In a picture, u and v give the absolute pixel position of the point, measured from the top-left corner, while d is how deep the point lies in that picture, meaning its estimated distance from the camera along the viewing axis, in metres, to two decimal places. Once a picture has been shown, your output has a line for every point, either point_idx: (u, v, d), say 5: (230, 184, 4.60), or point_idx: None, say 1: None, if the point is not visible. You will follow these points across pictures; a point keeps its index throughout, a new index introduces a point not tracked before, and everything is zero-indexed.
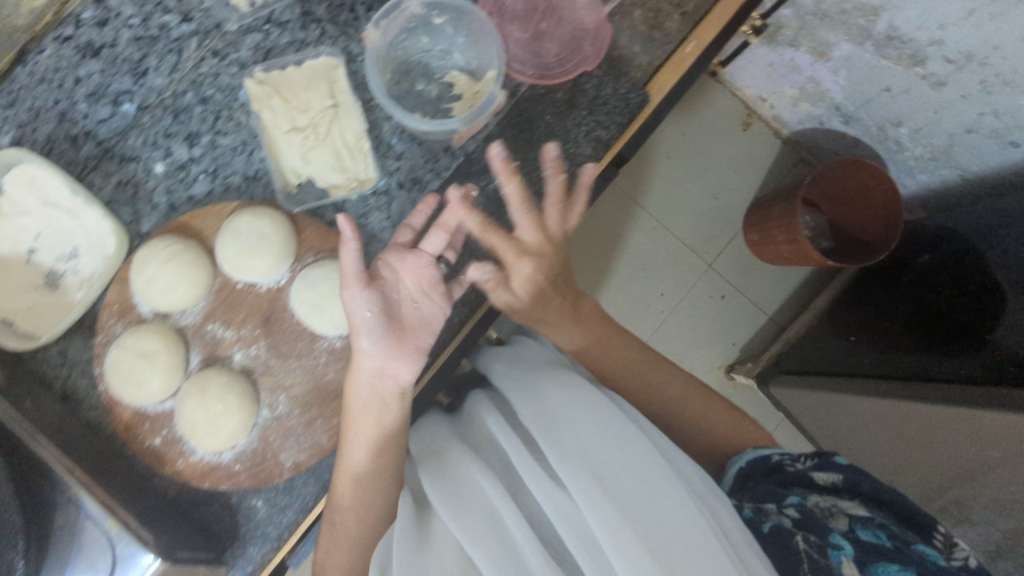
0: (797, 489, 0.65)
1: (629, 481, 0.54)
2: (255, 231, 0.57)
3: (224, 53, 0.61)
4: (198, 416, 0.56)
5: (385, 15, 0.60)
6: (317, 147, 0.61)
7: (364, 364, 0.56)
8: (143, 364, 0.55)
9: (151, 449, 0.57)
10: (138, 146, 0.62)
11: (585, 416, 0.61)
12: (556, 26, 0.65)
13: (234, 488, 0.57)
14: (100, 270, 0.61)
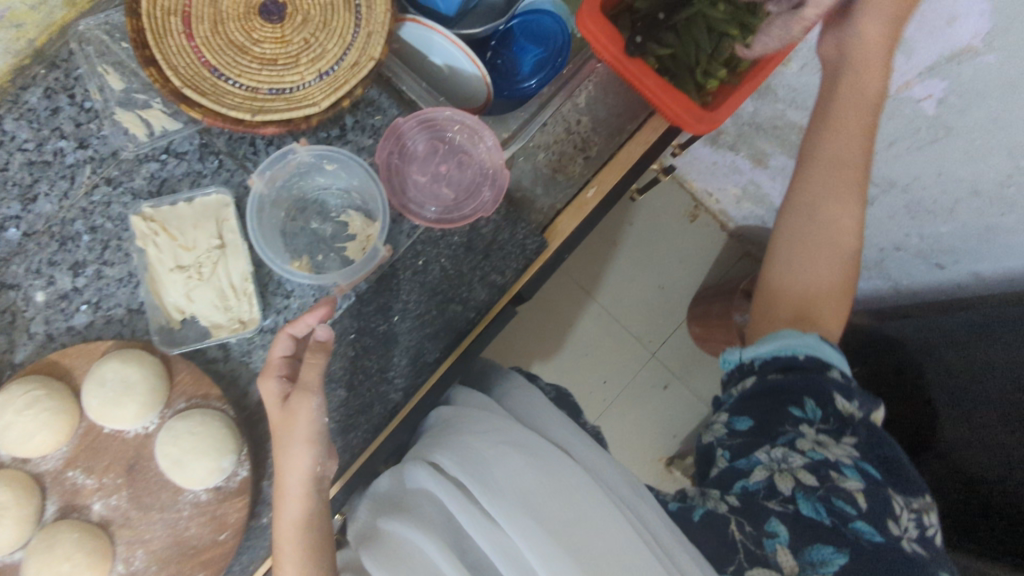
0: (787, 424, 0.54)
1: (560, 506, 0.51)
2: (119, 378, 0.55)
3: (117, 182, 0.63)
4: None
5: (272, 163, 0.61)
6: (203, 284, 0.60)
7: (290, 467, 0.53)
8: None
9: None
10: (21, 274, 0.61)
11: (515, 452, 0.56)
12: (455, 168, 0.65)
13: None
14: None
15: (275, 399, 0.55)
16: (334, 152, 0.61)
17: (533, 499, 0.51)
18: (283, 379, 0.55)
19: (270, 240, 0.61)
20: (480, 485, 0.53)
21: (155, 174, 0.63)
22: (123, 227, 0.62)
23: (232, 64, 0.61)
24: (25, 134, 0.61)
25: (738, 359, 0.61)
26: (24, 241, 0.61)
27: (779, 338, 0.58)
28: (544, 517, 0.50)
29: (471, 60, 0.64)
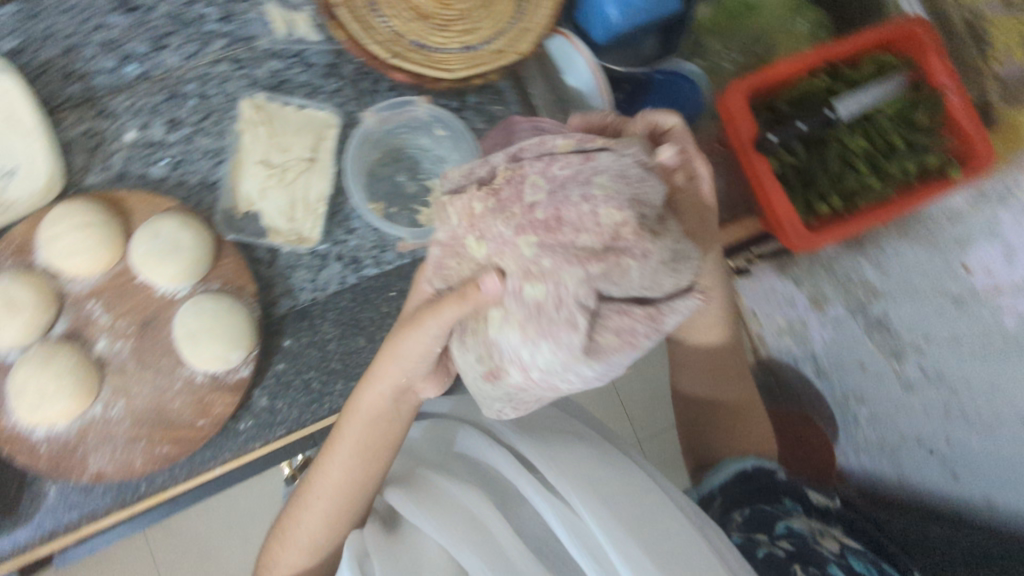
0: (783, 511, 0.61)
1: (628, 499, 0.49)
2: (170, 236, 0.57)
3: (242, 65, 0.64)
4: (29, 381, 0.53)
5: (390, 107, 0.63)
6: (279, 188, 0.62)
7: (384, 373, 0.52)
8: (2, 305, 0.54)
9: None
10: (122, 108, 0.63)
11: (580, 446, 0.58)
12: None
13: (28, 465, 0.53)
14: (23, 198, 0.60)
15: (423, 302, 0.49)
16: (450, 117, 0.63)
17: (602, 480, 0.51)
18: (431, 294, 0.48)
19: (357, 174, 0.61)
20: (544, 460, 0.53)
21: (279, 71, 0.65)
22: (232, 107, 0.64)
23: (390, 4, 0.62)
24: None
25: (698, 495, 0.67)
26: (137, 80, 0.63)
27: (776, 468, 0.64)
28: (614, 501, 0.48)
29: (601, 90, 0.65)
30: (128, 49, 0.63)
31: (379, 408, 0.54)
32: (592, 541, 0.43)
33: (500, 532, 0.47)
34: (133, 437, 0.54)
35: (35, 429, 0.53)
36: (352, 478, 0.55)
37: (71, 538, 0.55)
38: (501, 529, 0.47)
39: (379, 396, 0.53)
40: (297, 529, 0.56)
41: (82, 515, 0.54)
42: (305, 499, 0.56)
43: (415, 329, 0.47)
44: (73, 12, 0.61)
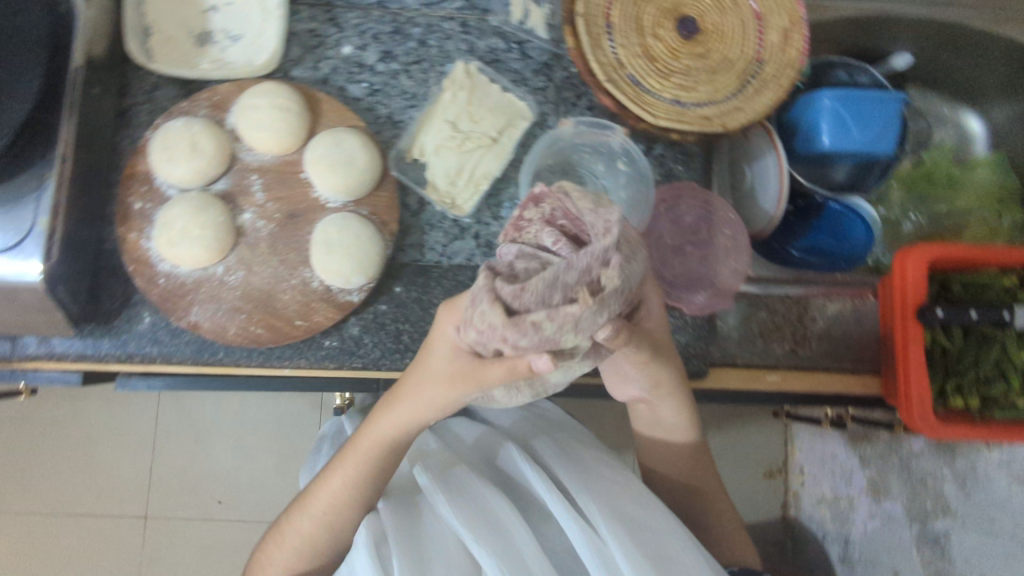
0: None
1: (632, 503, 0.55)
2: (349, 151, 0.57)
3: (468, 31, 0.66)
4: (177, 221, 0.55)
5: (586, 125, 0.62)
6: (454, 151, 0.62)
7: (398, 413, 0.52)
8: (187, 145, 0.56)
9: (124, 205, 0.57)
10: (349, 23, 0.65)
11: (597, 460, 0.63)
12: (697, 259, 0.63)
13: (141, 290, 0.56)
14: (239, 63, 0.63)
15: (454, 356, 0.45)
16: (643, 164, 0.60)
17: (610, 492, 0.56)
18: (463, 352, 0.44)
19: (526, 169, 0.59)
20: (571, 483, 0.58)
21: (497, 52, 0.66)
22: (446, 63, 0.65)
23: (624, 33, 0.63)
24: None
25: None
26: (373, 5, 0.65)
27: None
28: (621, 505, 0.54)
29: (777, 199, 0.65)
30: None
31: (387, 446, 0.54)
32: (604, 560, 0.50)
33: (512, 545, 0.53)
34: (235, 307, 0.56)
35: (161, 261, 0.56)
36: (356, 497, 0.56)
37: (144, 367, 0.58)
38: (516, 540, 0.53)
39: (392, 431, 0.53)
40: (286, 534, 0.57)
41: (160, 354, 0.57)
42: (302, 507, 0.57)
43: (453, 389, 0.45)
44: None
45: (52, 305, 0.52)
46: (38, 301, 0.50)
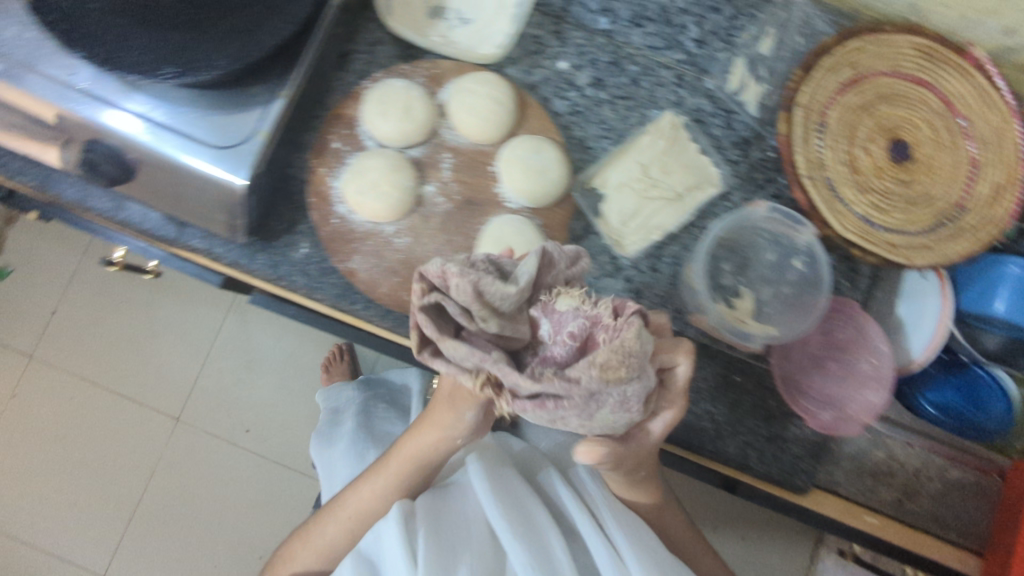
0: None
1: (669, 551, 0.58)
2: (546, 162, 0.58)
3: (682, 84, 0.66)
4: (370, 172, 0.57)
5: (784, 212, 0.63)
6: (635, 194, 0.62)
7: (426, 431, 0.58)
8: (402, 106, 0.58)
9: (323, 142, 0.60)
10: (571, 41, 0.66)
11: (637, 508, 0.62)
12: (839, 376, 0.63)
13: (315, 224, 0.58)
14: (464, 49, 0.65)
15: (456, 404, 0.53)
16: (823, 258, 0.61)
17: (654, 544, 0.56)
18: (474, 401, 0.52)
19: (709, 236, 0.61)
20: (607, 508, 0.59)
21: (701, 114, 0.65)
22: (652, 108, 0.65)
23: (836, 137, 0.63)
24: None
25: None
26: (599, 33, 0.66)
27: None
28: (664, 563, 0.54)
29: (931, 346, 0.63)
30: (614, 7, 0.66)
31: (413, 463, 0.60)
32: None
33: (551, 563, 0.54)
34: (392, 268, 0.58)
35: (340, 204, 0.59)
36: (385, 501, 0.62)
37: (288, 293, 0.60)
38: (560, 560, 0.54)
39: (418, 445, 0.59)
40: (315, 539, 0.65)
41: (303, 287, 0.58)
42: (333, 512, 0.65)
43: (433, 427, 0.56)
44: None
45: (240, 211, 0.54)
46: (233, 201, 0.53)
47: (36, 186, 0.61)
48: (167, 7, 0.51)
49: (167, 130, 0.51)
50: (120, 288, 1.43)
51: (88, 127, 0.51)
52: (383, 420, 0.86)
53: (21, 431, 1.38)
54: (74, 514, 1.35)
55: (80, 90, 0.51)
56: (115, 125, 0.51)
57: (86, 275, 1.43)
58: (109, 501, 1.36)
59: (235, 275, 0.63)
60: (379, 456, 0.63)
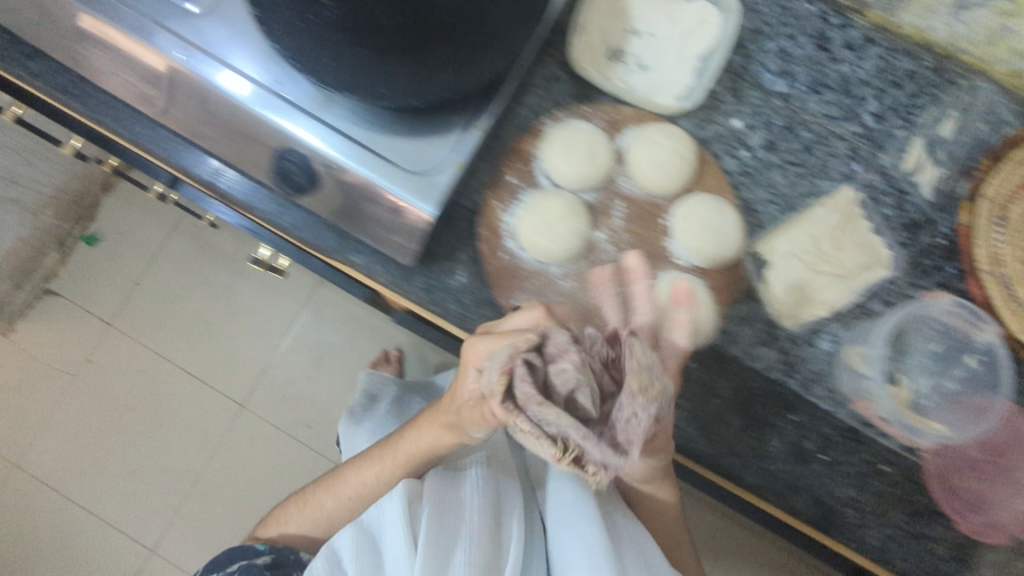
0: None
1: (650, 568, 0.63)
2: (726, 225, 0.58)
3: (857, 158, 0.64)
4: (550, 213, 0.58)
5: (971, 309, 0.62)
6: (803, 266, 0.61)
7: (430, 429, 0.64)
8: (588, 151, 0.58)
9: (499, 174, 0.59)
10: (748, 101, 0.64)
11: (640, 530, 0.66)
12: (1000, 482, 0.60)
13: (484, 257, 0.58)
14: (641, 96, 0.63)
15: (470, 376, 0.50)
16: (1004, 360, 0.61)
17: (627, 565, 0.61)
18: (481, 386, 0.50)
19: (880, 322, 0.62)
20: (609, 526, 0.63)
21: (873, 189, 0.64)
22: (823, 179, 0.64)
23: (1017, 233, 0.61)
24: (867, 69, 0.65)
25: None
26: (778, 95, 0.65)
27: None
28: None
29: None
30: (794, 71, 0.65)
31: (411, 457, 0.66)
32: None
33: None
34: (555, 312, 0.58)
35: (511, 240, 0.58)
36: (375, 486, 0.70)
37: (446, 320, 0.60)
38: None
39: (419, 442, 0.65)
40: (333, 486, 0.73)
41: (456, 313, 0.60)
42: (336, 485, 0.72)
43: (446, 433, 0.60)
44: (787, 15, 0.65)
45: (417, 233, 0.54)
46: (417, 223, 0.54)
47: (207, 180, 0.63)
48: (380, 27, 0.49)
49: (277, 98, 0.51)
50: (204, 267, 1.44)
51: (287, 139, 0.52)
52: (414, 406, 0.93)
53: (96, 395, 1.41)
54: (137, 483, 1.38)
55: (274, 91, 0.51)
56: (227, 86, 0.50)
57: (172, 253, 1.44)
58: (172, 476, 1.38)
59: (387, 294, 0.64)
60: (382, 441, 0.70)
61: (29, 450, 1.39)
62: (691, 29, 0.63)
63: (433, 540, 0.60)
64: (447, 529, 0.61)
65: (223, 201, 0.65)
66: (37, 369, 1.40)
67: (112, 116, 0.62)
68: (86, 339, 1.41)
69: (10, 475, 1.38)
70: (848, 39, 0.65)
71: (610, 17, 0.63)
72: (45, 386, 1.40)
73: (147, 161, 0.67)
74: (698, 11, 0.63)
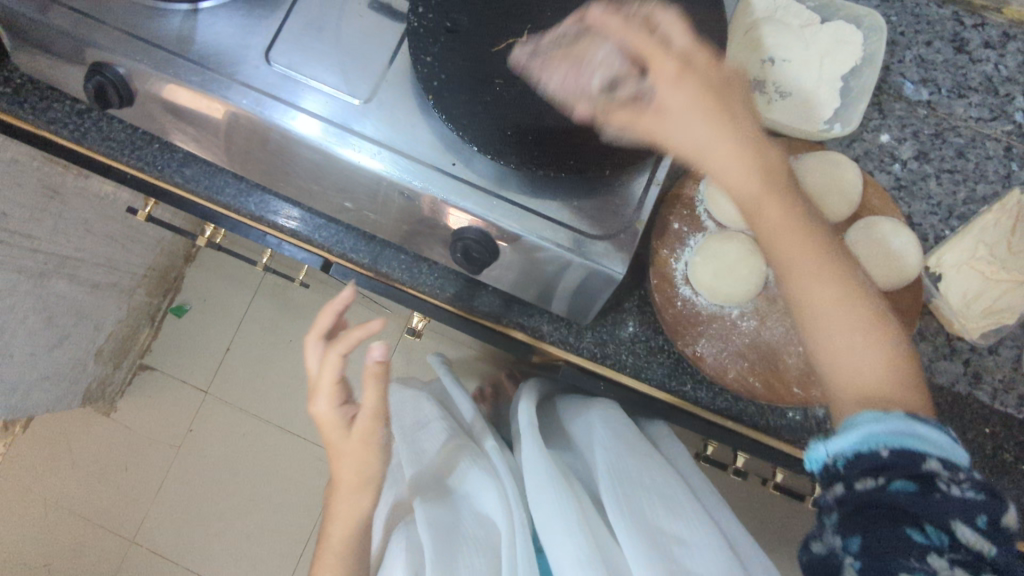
0: (914, 561, 0.40)
1: (666, 501, 0.55)
2: (907, 247, 0.57)
3: (1012, 157, 0.63)
4: (726, 255, 0.57)
5: None
6: (980, 275, 0.59)
7: (343, 470, 0.63)
8: None
9: (664, 223, 0.60)
10: (893, 113, 0.64)
11: (634, 450, 0.60)
12: None
13: (661, 305, 0.59)
14: (787, 123, 0.62)
15: (331, 426, 0.62)
16: None
17: (638, 492, 0.55)
18: (349, 410, 0.62)
19: None
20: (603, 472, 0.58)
21: None
22: (981, 183, 0.63)
23: None
24: (1009, 66, 0.65)
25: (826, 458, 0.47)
26: (921, 104, 0.65)
27: (895, 417, 0.45)
28: (653, 507, 0.54)
29: None
30: (935, 77, 0.65)
31: (350, 517, 0.64)
32: (670, 546, 0.51)
33: (568, 561, 0.51)
34: (740, 352, 0.57)
35: (682, 285, 0.59)
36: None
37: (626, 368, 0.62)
38: (583, 554, 0.50)
39: (354, 500, 0.64)
40: None
41: (633, 365, 0.62)
42: None
43: (367, 452, 0.62)
44: (919, 22, 0.66)
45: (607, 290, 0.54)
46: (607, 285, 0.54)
47: (369, 264, 0.64)
48: (554, 100, 0.51)
49: (348, 132, 0.52)
50: (293, 323, 1.42)
51: (467, 215, 0.53)
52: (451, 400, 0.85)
53: (202, 465, 1.38)
54: (246, 550, 1.36)
55: (442, 170, 0.52)
56: (299, 128, 0.52)
57: (255, 314, 1.42)
58: (286, 539, 1.36)
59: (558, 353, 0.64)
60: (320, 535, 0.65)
61: (144, 526, 1.36)
62: (829, 50, 0.62)
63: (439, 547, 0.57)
64: (445, 538, 0.58)
65: (381, 280, 0.67)
66: (130, 443, 1.38)
67: (273, 213, 0.64)
68: (185, 411, 1.39)
69: (129, 552, 1.35)
70: (986, 38, 0.65)
71: (747, 49, 0.62)
72: (152, 462, 1.38)
73: (300, 249, 0.68)
74: (833, 35, 0.63)
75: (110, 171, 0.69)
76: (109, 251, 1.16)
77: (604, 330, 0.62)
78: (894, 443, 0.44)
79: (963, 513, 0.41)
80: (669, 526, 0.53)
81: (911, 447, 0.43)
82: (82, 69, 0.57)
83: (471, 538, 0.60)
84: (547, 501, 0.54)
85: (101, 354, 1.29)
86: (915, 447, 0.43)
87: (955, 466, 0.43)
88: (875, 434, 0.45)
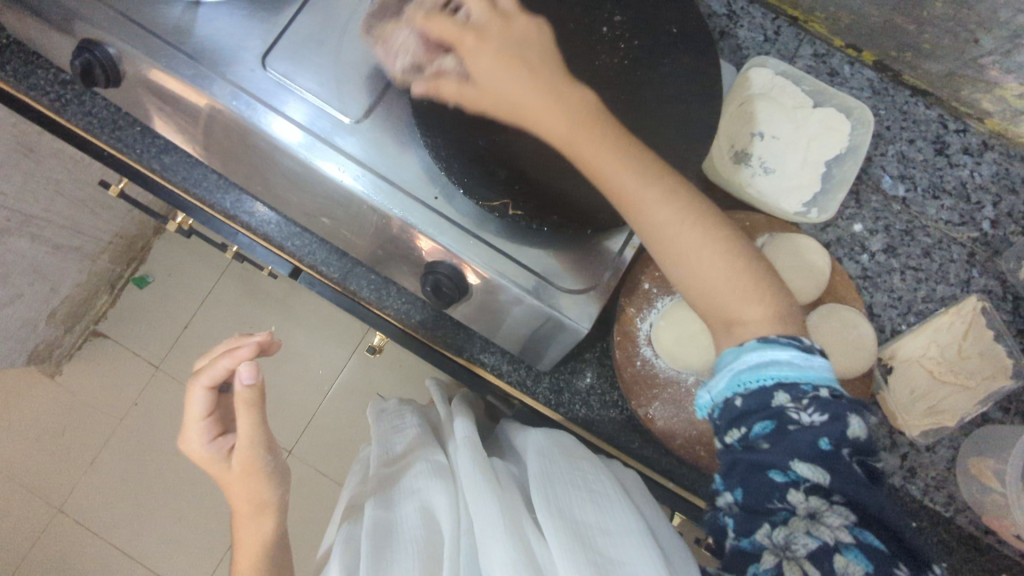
0: (774, 499, 0.42)
1: (593, 508, 0.48)
2: (863, 338, 0.58)
3: (974, 261, 0.66)
4: (688, 325, 0.58)
5: None
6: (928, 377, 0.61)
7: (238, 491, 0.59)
8: None
9: (637, 283, 0.63)
10: (869, 204, 0.67)
11: (570, 463, 0.54)
12: None
13: (622, 362, 0.61)
14: (769, 199, 0.63)
15: (207, 460, 0.59)
16: None
17: (564, 497, 0.49)
18: (226, 442, 0.59)
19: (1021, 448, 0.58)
20: (538, 475, 0.52)
21: (990, 295, 0.65)
22: (941, 284, 0.65)
23: None
24: (983, 174, 0.67)
25: (705, 401, 0.49)
26: (896, 200, 0.67)
27: (750, 347, 0.46)
28: (579, 512, 0.48)
29: None
30: (913, 175, 0.67)
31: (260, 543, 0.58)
32: (597, 542, 0.45)
33: (499, 561, 0.44)
34: (691, 420, 0.59)
35: (645, 345, 0.61)
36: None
37: (581, 416, 0.64)
38: (511, 552, 0.44)
39: (263, 527, 0.59)
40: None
41: (585, 416, 0.64)
42: None
43: (251, 480, 0.58)
44: (906, 119, 0.68)
45: (572, 343, 0.56)
46: (572, 338, 0.55)
47: (338, 279, 0.64)
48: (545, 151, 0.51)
49: (334, 150, 0.52)
50: (258, 309, 1.39)
51: (444, 252, 0.53)
52: (397, 412, 0.82)
53: (140, 441, 1.34)
54: (175, 535, 1.32)
55: (424, 203, 0.52)
56: (279, 133, 0.52)
57: (220, 295, 1.39)
58: (217, 529, 1.32)
59: (520, 395, 0.65)
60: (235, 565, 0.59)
61: (73, 494, 1.32)
62: (818, 135, 0.64)
63: (375, 544, 0.50)
64: (382, 535, 0.52)
65: (348, 295, 0.67)
66: (72, 410, 1.34)
67: (247, 214, 0.64)
68: (133, 383, 1.35)
69: (53, 518, 1.31)
70: (965, 144, 0.68)
71: (738, 124, 0.65)
72: (91, 431, 1.34)
73: (271, 253, 0.68)
74: (821, 122, 0.65)
75: (87, 145, 0.67)
76: (76, 215, 1.13)
77: (563, 377, 0.64)
78: (751, 382, 0.45)
79: (806, 444, 0.42)
80: (593, 523, 0.47)
81: (767, 383, 0.44)
82: (69, 40, 0.56)
83: (408, 537, 0.52)
84: (481, 497, 0.48)
85: (52, 317, 1.25)
86: (768, 384, 0.44)
87: (800, 389, 0.43)
88: (738, 374, 0.46)
